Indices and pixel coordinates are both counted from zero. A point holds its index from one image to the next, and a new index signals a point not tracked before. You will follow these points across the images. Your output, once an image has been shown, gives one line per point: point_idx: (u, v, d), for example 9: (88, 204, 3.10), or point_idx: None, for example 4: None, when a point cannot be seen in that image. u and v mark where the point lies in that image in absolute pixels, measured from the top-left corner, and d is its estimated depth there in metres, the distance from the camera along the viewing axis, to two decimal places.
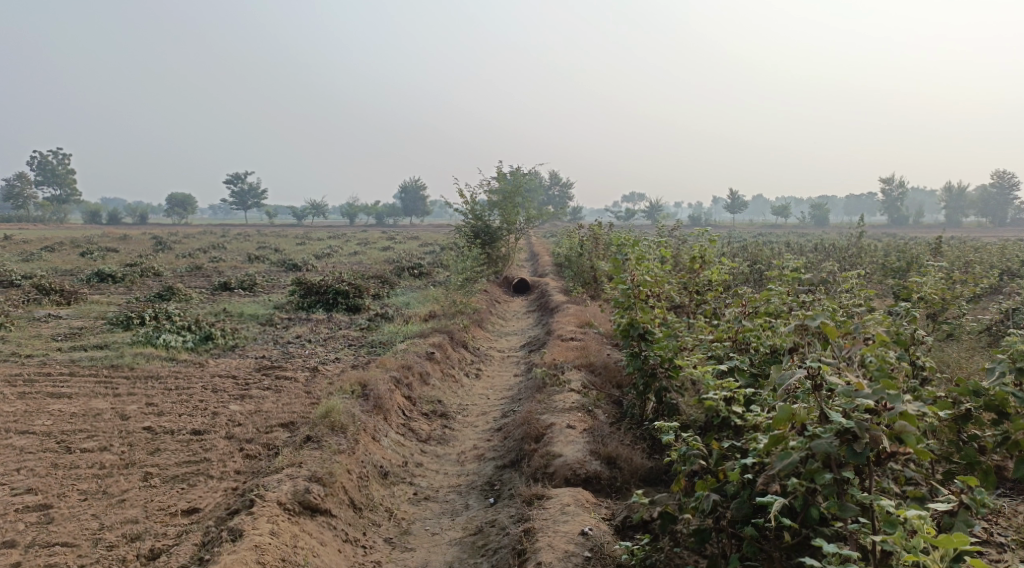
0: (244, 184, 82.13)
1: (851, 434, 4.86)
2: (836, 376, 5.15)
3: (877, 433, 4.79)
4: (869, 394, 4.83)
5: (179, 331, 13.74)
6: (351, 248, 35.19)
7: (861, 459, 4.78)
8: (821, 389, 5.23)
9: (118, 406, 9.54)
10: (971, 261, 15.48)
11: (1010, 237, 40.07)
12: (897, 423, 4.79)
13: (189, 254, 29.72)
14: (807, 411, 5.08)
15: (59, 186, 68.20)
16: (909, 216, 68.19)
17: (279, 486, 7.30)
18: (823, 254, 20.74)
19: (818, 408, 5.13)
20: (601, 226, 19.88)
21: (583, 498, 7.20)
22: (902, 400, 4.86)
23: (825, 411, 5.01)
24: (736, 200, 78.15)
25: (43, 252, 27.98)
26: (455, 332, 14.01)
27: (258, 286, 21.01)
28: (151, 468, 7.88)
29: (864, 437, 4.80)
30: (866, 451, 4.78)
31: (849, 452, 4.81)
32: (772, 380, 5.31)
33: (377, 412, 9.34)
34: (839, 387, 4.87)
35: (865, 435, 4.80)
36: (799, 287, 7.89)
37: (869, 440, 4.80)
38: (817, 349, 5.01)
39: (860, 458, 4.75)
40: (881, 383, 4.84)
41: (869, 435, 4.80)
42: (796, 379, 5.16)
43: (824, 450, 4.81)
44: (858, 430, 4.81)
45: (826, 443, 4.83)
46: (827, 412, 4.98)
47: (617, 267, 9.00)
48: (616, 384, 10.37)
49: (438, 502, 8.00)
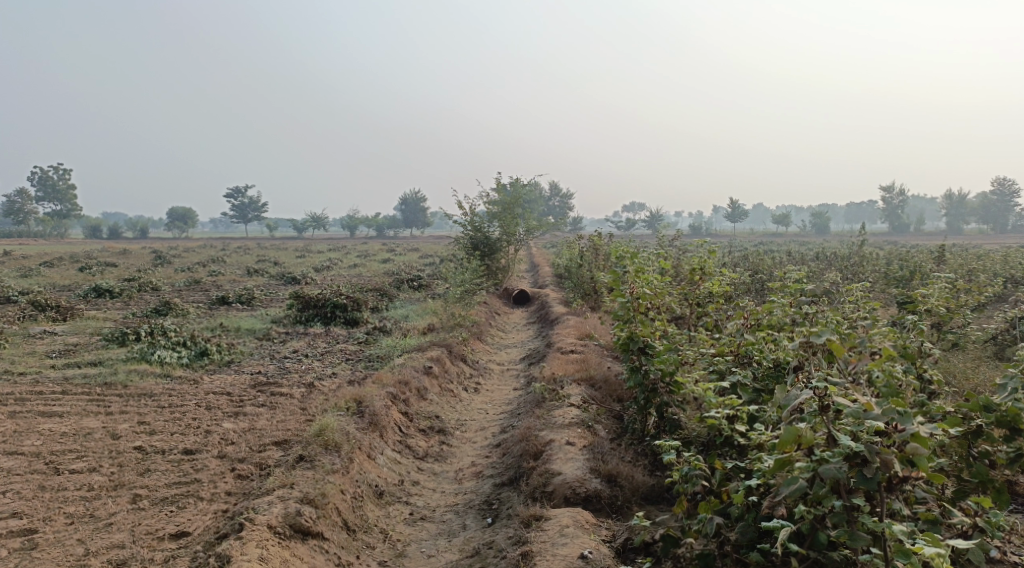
0: (244, 197, 82.16)
1: (860, 458, 4.69)
2: (844, 396, 4.97)
3: (888, 457, 4.63)
4: (879, 414, 4.66)
5: (174, 347, 13.56)
6: (351, 261, 35.01)
7: (871, 485, 4.62)
8: (828, 409, 5.04)
9: (109, 425, 9.36)
10: (975, 270, 15.32)
11: (1009, 245, 39.99)
12: (909, 446, 4.62)
13: (188, 269, 29.58)
14: (814, 433, 4.90)
15: (60, 201, 68.13)
16: (910, 223, 68.13)
17: (270, 508, 7.11)
18: (825, 263, 20.61)
19: (826, 430, 4.94)
20: (601, 236, 19.75)
21: (582, 519, 7.01)
22: (913, 422, 4.70)
23: (833, 433, 4.83)
24: (736, 209, 78.09)
25: (42, 267, 27.89)
26: (454, 346, 13.83)
27: (257, 300, 20.85)
28: (140, 490, 7.69)
29: (875, 462, 4.64)
30: (877, 476, 4.62)
31: (859, 477, 4.65)
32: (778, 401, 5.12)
33: (372, 429, 9.14)
34: (848, 408, 4.70)
35: (875, 459, 4.64)
36: (802, 298, 7.71)
37: (880, 464, 4.64)
38: (824, 369, 4.81)
39: (871, 484, 4.60)
40: (891, 403, 4.67)
41: (880, 459, 4.64)
42: (801, 399, 4.98)
43: (833, 476, 4.64)
44: (868, 453, 4.65)
45: (835, 468, 4.66)
46: (835, 435, 4.81)
47: (615, 279, 8.83)
48: (617, 398, 10.18)
49: (434, 523, 7.81)
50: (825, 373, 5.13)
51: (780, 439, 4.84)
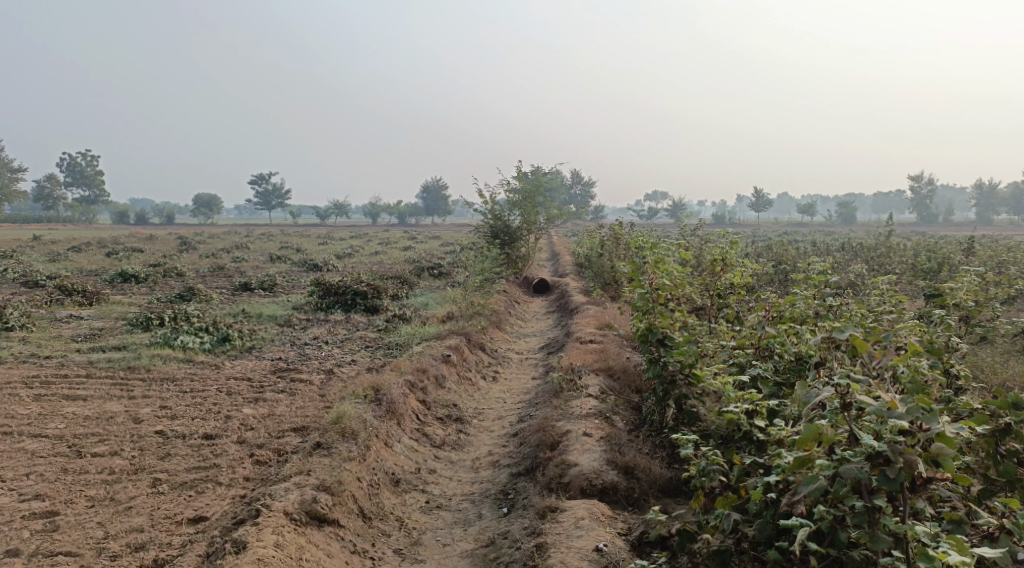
0: (268, 184, 82.65)
1: (883, 458, 4.60)
2: (866, 393, 4.87)
3: (912, 458, 4.51)
4: (903, 413, 4.56)
5: (197, 332, 13.66)
6: (373, 248, 35.14)
7: (894, 486, 4.52)
8: (850, 406, 4.94)
9: (131, 409, 9.46)
10: (1005, 262, 15.05)
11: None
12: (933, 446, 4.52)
13: (212, 254, 29.82)
14: (835, 431, 4.82)
15: (88, 186, 68.90)
16: (939, 213, 67.12)
17: (286, 495, 7.15)
18: (850, 254, 20.35)
19: (847, 428, 4.85)
20: (622, 225, 19.63)
21: (598, 511, 6.98)
22: (938, 421, 4.60)
23: (855, 432, 4.74)
24: (761, 199, 77.35)
25: (70, 252, 28.21)
26: (473, 334, 13.83)
27: (279, 286, 20.98)
28: (160, 474, 7.76)
29: (898, 462, 4.53)
30: (900, 476, 4.52)
31: (881, 478, 4.55)
32: (798, 397, 5.04)
33: (390, 417, 9.17)
34: (870, 407, 4.59)
35: (899, 459, 4.54)
36: (826, 290, 7.59)
37: (903, 464, 4.53)
38: (846, 366, 4.71)
39: (894, 484, 4.50)
40: (916, 401, 4.57)
41: (903, 459, 4.54)
42: (822, 396, 4.89)
43: (853, 476, 4.57)
44: (891, 454, 4.55)
45: (856, 468, 4.58)
46: (856, 434, 4.72)
47: (635, 270, 8.77)
48: (635, 389, 10.13)
49: (450, 512, 7.82)
50: (848, 370, 5.02)
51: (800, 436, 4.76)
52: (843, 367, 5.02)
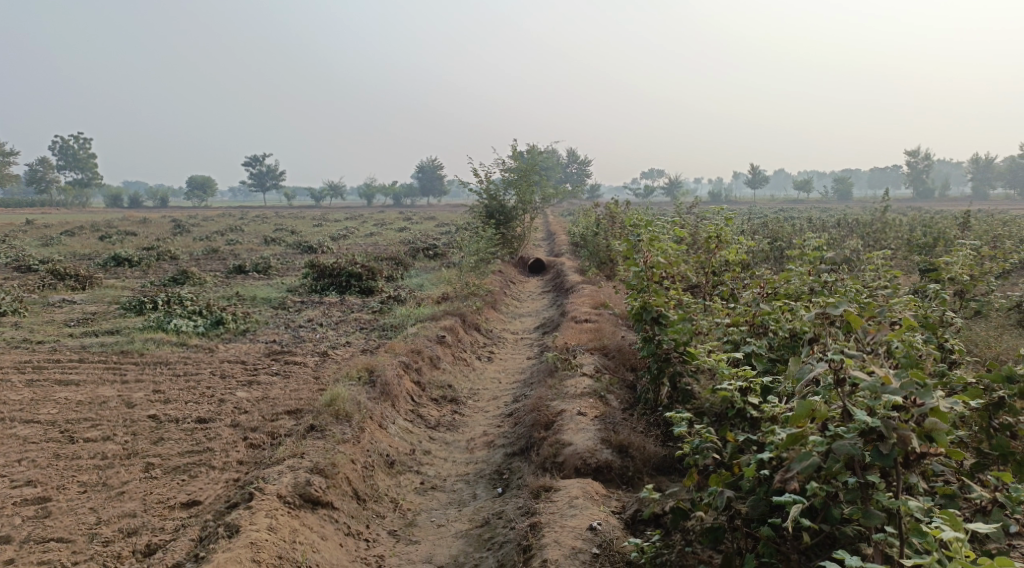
0: (262, 166, 82.19)
1: (876, 434, 4.56)
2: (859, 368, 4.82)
3: (906, 433, 4.48)
4: (897, 389, 4.50)
5: (190, 315, 13.59)
6: (369, 229, 35.00)
7: (888, 462, 4.49)
8: (844, 383, 4.87)
9: (124, 393, 9.41)
10: (1000, 236, 15.03)
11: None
12: (927, 421, 4.49)
13: (207, 237, 29.69)
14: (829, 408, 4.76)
15: (81, 170, 68.49)
16: (934, 188, 67.07)
17: (280, 478, 7.12)
18: (846, 230, 20.31)
19: (840, 403, 4.81)
20: (618, 204, 19.56)
21: (592, 490, 6.96)
22: (933, 396, 4.56)
23: (849, 407, 4.70)
24: (757, 176, 77.17)
25: (63, 236, 28.03)
26: (468, 315, 13.78)
27: (274, 268, 20.91)
28: (153, 458, 7.72)
29: (891, 437, 4.49)
30: (894, 452, 4.48)
31: (874, 454, 4.52)
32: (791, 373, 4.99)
33: (384, 399, 9.13)
34: (864, 382, 4.54)
35: (892, 435, 4.50)
36: (820, 266, 7.54)
37: (897, 440, 4.50)
38: (840, 341, 4.64)
39: (887, 460, 4.46)
40: (910, 376, 4.51)
41: (897, 434, 4.49)
42: (815, 373, 4.83)
43: (847, 452, 4.54)
44: (885, 429, 4.51)
45: (850, 445, 4.55)
46: (849, 409, 4.68)
47: (629, 249, 8.73)
48: (630, 367, 10.10)
49: (445, 492, 7.80)
50: (841, 345, 4.97)
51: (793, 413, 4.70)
52: (837, 342, 4.96)
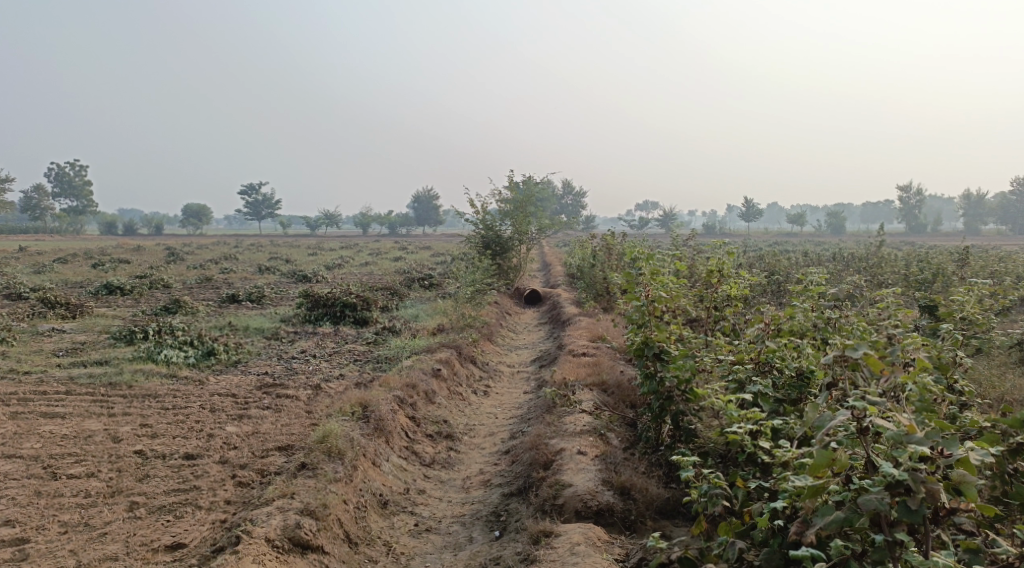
0: (259, 194, 82.27)
1: (904, 487, 4.37)
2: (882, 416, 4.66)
3: (934, 487, 4.30)
4: (923, 439, 4.33)
5: (181, 346, 13.34)
6: (364, 259, 34.83)
7: (916, 517, 4.30)
8: (866, 432, 4.68)
9: (110, 427, 9.14)
10: (998, 273, 14.94)
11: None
12: (957, 473, 4.40)
13: (201, 266, 29.47)
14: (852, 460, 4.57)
15: (77, 198, 68.36)
16: (927, 223, 67.41)
17: (268, 520, 6.86)
18: (842, 265, 20.23)
19: (864, 453, 4.62)
20: (614, 235, 19.45)
21: (594, 536, 6.73)
22: (960, 447, 4.43)
23: (873, 459, 4.52)
24: (750, 209, 77.43)
25: (56, 264, 27.78)
26: (464, 347, 13.55)
27: (267, 298, 20.68)
28: (137, 497, 7.46)
29: (920, 492, 4.31)
30: (922, 508, 4.30)
31: (902, 509, 4.33)
32: (811, 420, 4.79)
33: (378, 435, 8.88)
34: (888, 432, 4.35)
35: (921, 489, 4.31)
36: (825, 302, 7.36)
37: (925, 494, 4.31)
38: (864, 389, 4.44)
39: (916, 516, 4.28)
40: (936, 425, 4.35)
41: (926, 488, 4.31)
42: (836, 421, 4.62)
43: (873, 507, 4.35)
44: (913, 483, 4.32)
45: (876, 499, 4.36)
46: (874, 461, 4.50)
47: (629, 282, 8.53)
48: (630, 404, 9.88)
49: (439, 535, 7.54)
50: (862, 391, 4.78)
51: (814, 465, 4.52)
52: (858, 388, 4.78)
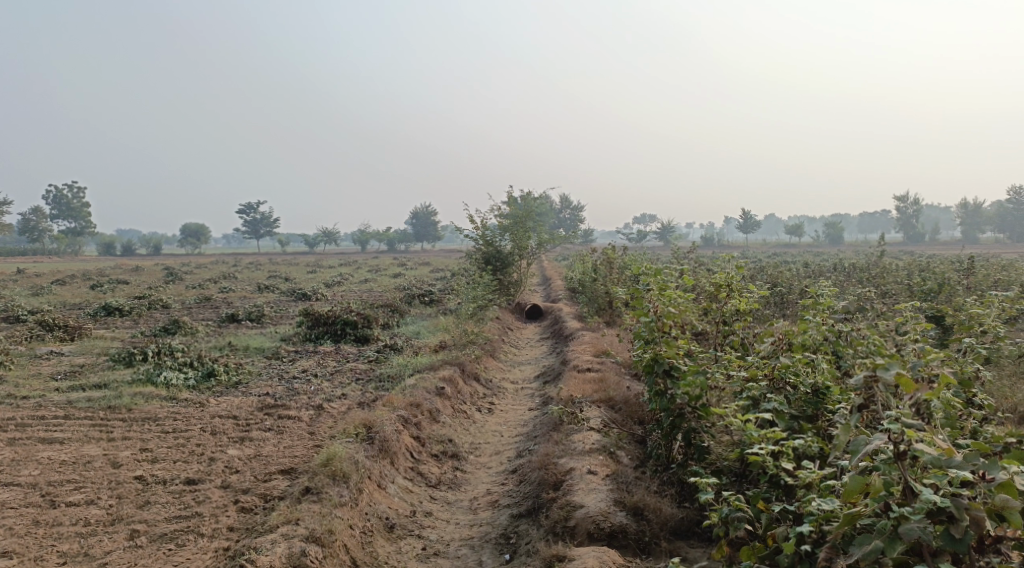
0: (257, 213, 82.25)
1: (945, 515, 4.39)
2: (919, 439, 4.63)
3: (979, 514, 4.33)
4: (963, 464, 4.36)
5: (181, 367, 13.15)
6: (363, 276, 34.68)
7: (961, 546, 4.31)
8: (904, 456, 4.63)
9: (109, 452, 8.96)
10: (1002, 282, 14.80)
11: (1022, 255, 39.17)
12: (998, 497, 4.40)
13: (199, 285, 29.25)
14: (891, 486, 4.56)
15: (75, 219, 68.30)
16: (924, 233, 67.33)
17: (273, 548, 6.70)
18: (843, 276, 20.10)
19: (902, 478, 4.59)
20: (615, 249, 19.31)
21: (608, 559, 6.58)
22: (1001, 471, 4.46)
23: (912, 485, 4.47)
24: (748, 220, 77.41)
25: (53, 286, 27.58)
26: (467, 364, 13.39)
27: (267, 317, 20.51)
28: (138, 525, 7.29)
29: (963, 519, 4.33)
30: (967, 537, 4.31)
31: (946, 538, 4.34)
32: (845, 445, 4.78)
33: (383, 457, 8.71)
34: (927, 456, 4.41)
35: (964, 516, 4.34)
36: (836, 315, 7.24)
37: (969, 521, 4.34)
38: (900, 412, 4.44)
39: (961, 545, 4.29)
40: (977, 450, 4.40)
41: (969, 515, 4.33)
42: (872, 445, 4.59)
43: (916, 536, 4.33)
44: (956, 510, 4.35)
45: (919, 528, 4.36)
46: (914, 487, 4.47)
47: (637, 298, 8.38)
48: (638, 420, 9.71)
49: (448, 559, 7.38)
50: (896, 414, 4.78)
51: (849, 491, 4.55)
52: (891, 411, 4.78)
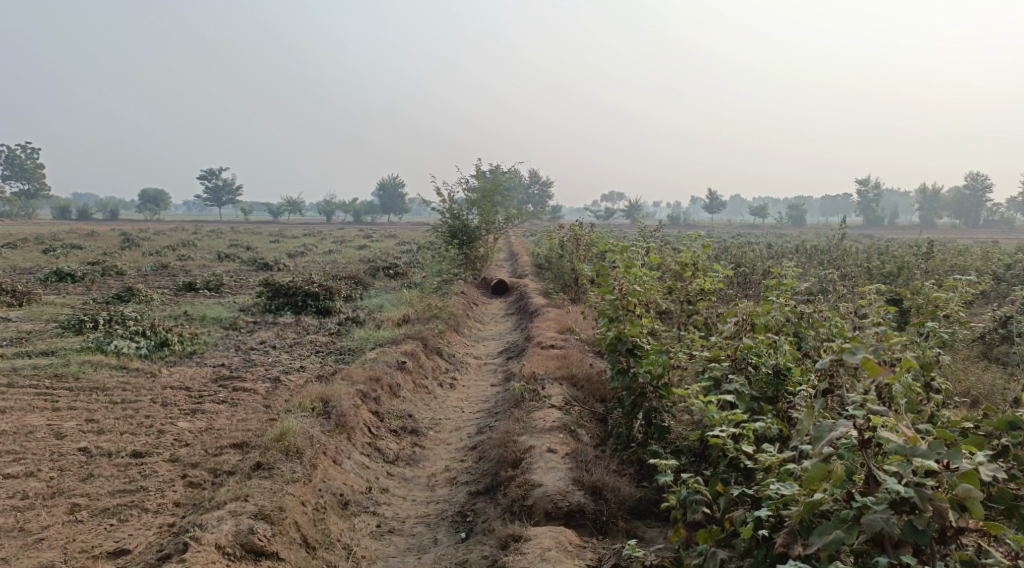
0: (219, 179, 80.66)
1: (909, 505, 4.32)
2: (883, 426, 4.55)
3: (942, 505, 4.27)
4: (928, 452, 4.29)
5: (133, 336, 12.75)
6: (327, 247, 34.17)
7: (923, 538, 4.26)
8: (869, 444, 4.55)
9: (53, 422, 8.63)
10: (960, 267, 14.92)
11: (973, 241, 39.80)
12: (961, 486, 4.34)
13: (157, 252, 28.58)
14: (853, 475, 4.49)
15: (28, 180, 66.39)
16: (884, 217, 68.27)
17: (219, 525, 6.48)
18: (804, 258, 20.19)
19: (866, 467, 4.52)
20: (582, 226, 19.13)
21: (565, 540, 6.47)
22: (965, 460, 4.40)
23: (876, 474, 4.42)
24: (713, 201, 77.83)
25: (4, 248, 26.74)
26: (430, 338, 13.19)
27: (226, 286, 20.06)
28: (80, 499, 7.01)
29: (927, 510, 4.27)
30: (930, 528, 4.25)
31: (909, 529, 4.28)
32: (808, 430, 4.67)
33: (339, 432, 8.50)
34: (892, 444, 4.33)
35: (928, 507, 4.27)
36: (799, 297, 7.15)
37: (932, 513, 4.28)
38: (867, 399, 4.38)
39: (923, 536, 4.24)
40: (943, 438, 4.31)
41: (933, 506, 4.27)
42: (837, 431, 4.49)
43: (880, 527, 4.27)
44: (920, 500, 4.29)
45: (882, 519, 4.28)
46: (877, 476, 4.41)
47: (602, 274, 8.21)
48: (600, 398, 9.60)
49: (403, 537, 7.23)
50: (862, 400, 4.70)
51: (811, 478, 4.46)
52: (855, 396, 4.72)
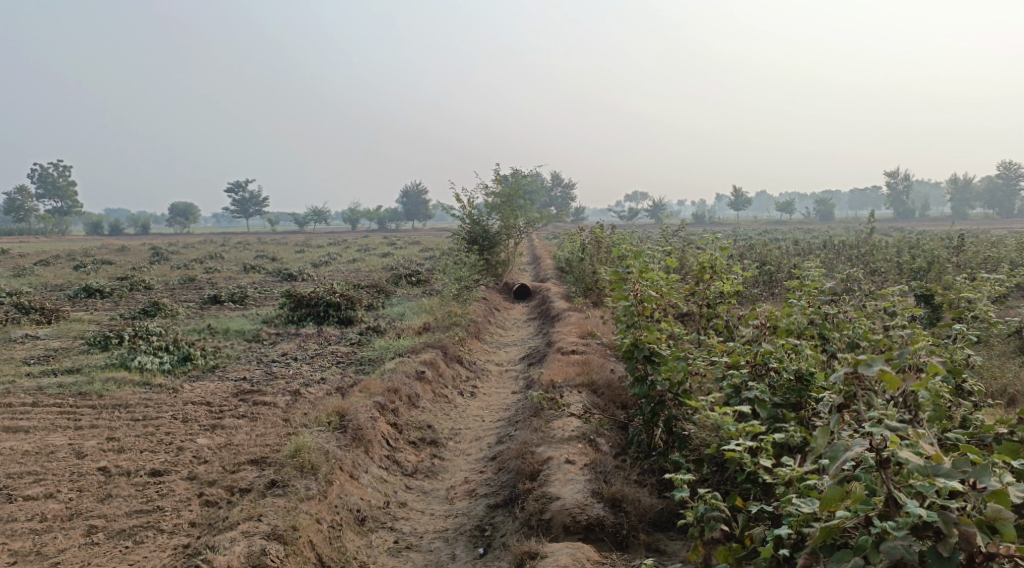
0: (245, 192, 81.54)
1: (932, 530, 4.17)
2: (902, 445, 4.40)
3: (968, 529, 4.10)
4: (952, 472, 4.15)
5: (156, 351, 12.78)
6: (351, 255, 34.25)
7: (948, 565, 4.09)
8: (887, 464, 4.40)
9: (74, 442, 8.64)
10: (993, 259, 14.53)
11: (1006, 230, 39.02)
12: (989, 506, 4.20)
13: (185, 265, 28.82)
14: (873, 498, 4.33)
15: (60, 198, 67.59)
16: (914, 209, 67.11)
17: (232, 547, 6.43)
18: (833, 252, 19.82)
19: (885, 488, 4.37)
20: (603, 228, 18.96)
21: (583, 556, 6.33)
22: (991, 478, 4.26)
23: (896, 496, 4.27)
24: (739, 198, 77.06)
25: (36, 266, 27.15)
26: (450, 347, 13.09)
27: (250, 298, 20.15)
28: (97, 520, 7.00)
29: (952, 536, 4.11)
30: (955, 555, 4.08)
31: (933, 555, 4.12)
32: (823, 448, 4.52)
33: (356, 446, 8.42)
34: (913, 465, 4.19)
35: (952, 532, 4.12)
36: (822, 297, 6.91)
37: (958, 538, 4.12)
38: (882, 417, 4.25)
39: (949, 563, 4.07)
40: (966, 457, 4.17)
41: (959, 531, 4.11)
42: (853, 452, 4.35)
43: (900, 555, 4.11)
44: (944, 525, 4.13)
45: (903, 546, 4.13)
46: (897, 499, 4.26)
47: (617, 280, 8.01)
48: (621, 405, 9.44)
49: (420, 553, 7.13)
50: (879, 417, 4.56)
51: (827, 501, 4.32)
52: (872, 414, 4.58)
